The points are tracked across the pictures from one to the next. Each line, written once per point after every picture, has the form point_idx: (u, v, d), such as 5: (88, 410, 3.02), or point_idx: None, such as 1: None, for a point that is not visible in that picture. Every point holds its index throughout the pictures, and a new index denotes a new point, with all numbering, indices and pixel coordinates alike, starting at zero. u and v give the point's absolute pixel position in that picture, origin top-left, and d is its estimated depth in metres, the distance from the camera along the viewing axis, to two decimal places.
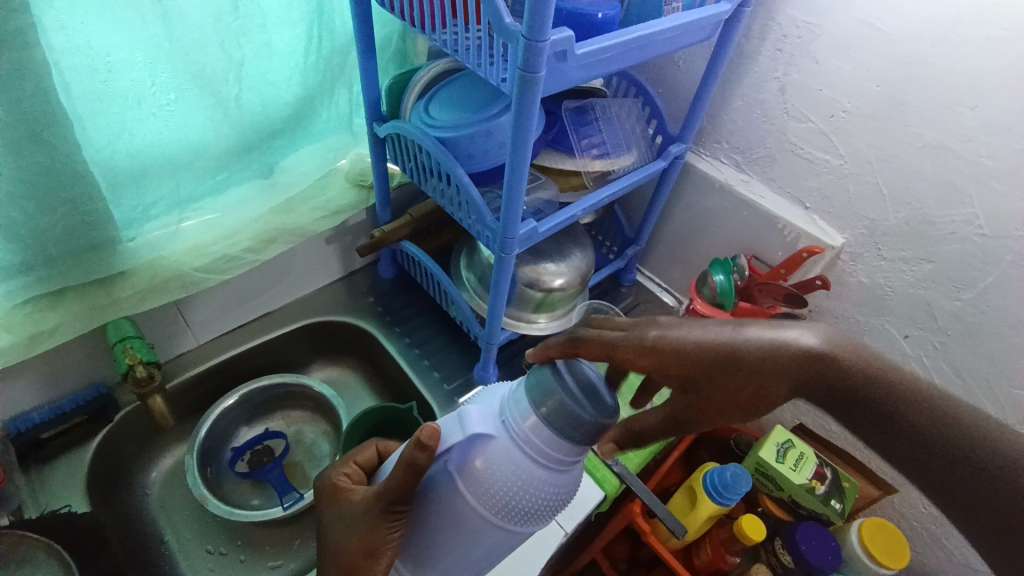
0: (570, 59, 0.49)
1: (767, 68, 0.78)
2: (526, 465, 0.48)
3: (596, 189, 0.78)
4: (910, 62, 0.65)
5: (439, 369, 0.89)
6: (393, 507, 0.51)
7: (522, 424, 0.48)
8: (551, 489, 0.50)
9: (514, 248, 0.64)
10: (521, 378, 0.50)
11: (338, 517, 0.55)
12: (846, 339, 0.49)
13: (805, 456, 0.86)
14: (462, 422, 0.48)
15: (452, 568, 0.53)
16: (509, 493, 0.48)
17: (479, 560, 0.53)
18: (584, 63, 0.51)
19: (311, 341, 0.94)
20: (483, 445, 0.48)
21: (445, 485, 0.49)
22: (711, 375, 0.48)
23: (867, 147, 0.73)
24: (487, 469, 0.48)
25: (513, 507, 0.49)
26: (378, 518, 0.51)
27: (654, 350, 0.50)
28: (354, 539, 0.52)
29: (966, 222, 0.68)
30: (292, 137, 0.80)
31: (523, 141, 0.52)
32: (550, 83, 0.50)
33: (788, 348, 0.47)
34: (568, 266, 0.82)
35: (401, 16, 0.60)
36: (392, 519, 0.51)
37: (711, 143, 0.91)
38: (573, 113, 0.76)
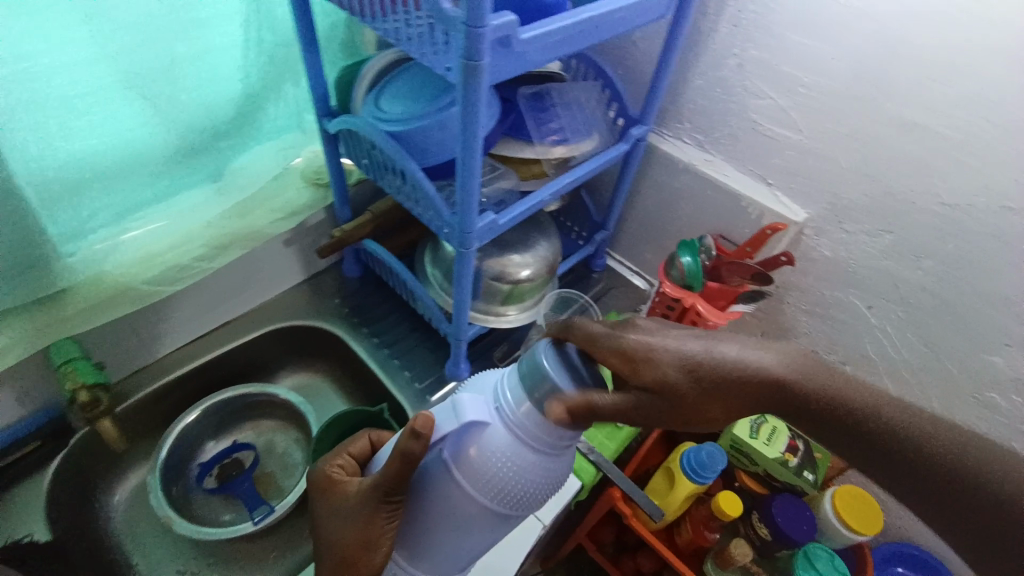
0: (517, 47, 0.47)
1: (725, 45, 0.76)
2: (520, 452, 0.47)
3: (557, 176, 0.76)
4: (866, 34, 0.65)
5: (410, 368, 0.88)
6: (388, 497, 0.52)
7: (515, 411, 0.46)
8: (546, 474, 0.49)
9: (474, 242, 0.62)
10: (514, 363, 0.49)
11: (337, 512, 0.57)
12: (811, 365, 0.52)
13: (777, 430, 0.87)
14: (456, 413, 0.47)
15: (450, 554, 0.53)
16: (505, 481, 0.47)
17: (476, 546, 0.53)
18: (532, 48, 0.49)
19: (278, 348, 0.91)
20: (478, 435, 0.47)
21: (442, 474, 0.49)
22: (691, 393, 0.50)
23: (827, 122, 0.72)
24: (482, 459, 0.47)
25: (509, 494, 0.48)
26: (376, 510, 0.52)
27: (633, 360, 0.49)
28: (354, 530, 0.53)
29: (925, 192, 0.68)
30: (240, 137, 0.76)
31: (473, 133, 0.50)
32: (498, 72, 0.48)
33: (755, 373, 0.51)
34: (536, 257, 0.81)
35: (342, 6, 0.57)
36: (387, 508, 0.52)
37: (673, 124, 0.89)
38: (529, 101, 0.75)
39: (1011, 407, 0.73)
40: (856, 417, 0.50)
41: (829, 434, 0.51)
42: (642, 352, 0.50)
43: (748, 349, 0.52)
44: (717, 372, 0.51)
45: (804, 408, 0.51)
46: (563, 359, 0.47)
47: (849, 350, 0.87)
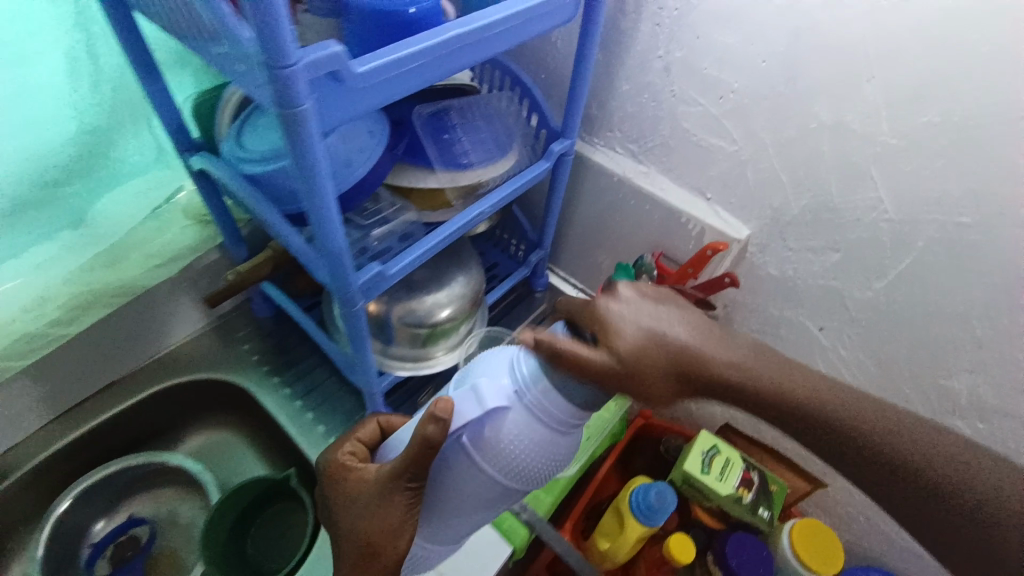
0: (356, 82, 0.37)
1: (648, 46, 0.68)
2: (546, 434, 0.42)
3: (465, 206, 0.66)
4: (796, 30, 0.56)
5: (325, 421, 0.79)
6: (408, 486, 0.46)
7: (535, 390, 0.41)
8: (568, 449, 0.45)
9: (358, 299, 0.54)
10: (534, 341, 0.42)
11: (356, 501, 0.51)
12: (777, 358, 0.45)
13: (730, 462, 0.83)
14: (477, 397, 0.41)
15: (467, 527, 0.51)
16: (528, 464, 0.43)
17: (493, 517, 0.50)
18: (380, 82, 0.40)
19: (170, 409, 0.80)
20: (497, 417, 0.42)
21: (463, 460, 0.44)
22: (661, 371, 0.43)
23: (762, 130, 0.64)
24: (505, 441, 0.42)
25: (531, 472, 0.44)
26: (395, 501, 0.47)
27: (601, 329, 0.42)
28: (373, 523, 0.48)
29: (870, 206, 0.61)
30: (93, 179, 0.66)
31: (318, 187, 0.41)
32: (337, 114, 0.38)
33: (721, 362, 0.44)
34: (453, 294, 0.73)
35: (166, 27, 0.47)
36: (407, 500, 0.46)
37: (604, 132, 0.80)
38: (430, 121, 0.65)
39: (976, 434, 0.66)
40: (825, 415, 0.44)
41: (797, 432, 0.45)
42: (615, 322, 0.43)
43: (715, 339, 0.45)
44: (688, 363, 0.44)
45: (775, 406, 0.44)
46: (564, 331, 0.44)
47: None
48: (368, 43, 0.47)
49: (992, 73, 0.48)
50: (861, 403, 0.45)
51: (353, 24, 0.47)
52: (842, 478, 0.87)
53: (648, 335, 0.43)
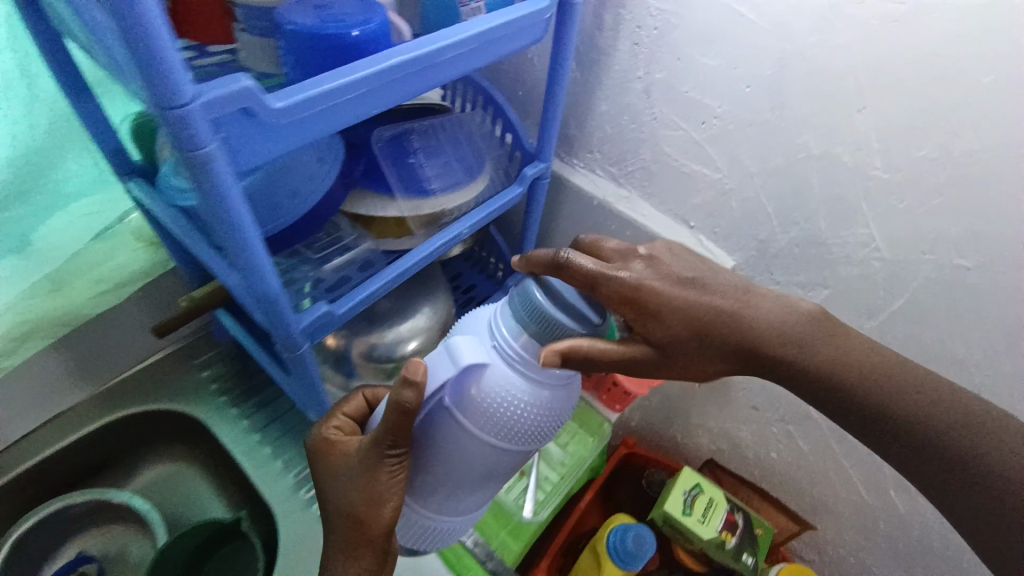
0: (273, 118, 0.33)
1: (627, 66, 0.64)
2: (528, 387, 0.43)
3: (428, 236, 0.62)
4: (780, 54, 0.52)
5: (284, 456, 0.74)
6: (391, 450, 0.44)
7: (515, 344, 0.42)
8: (555, 405, 0.46)
9: (301, 343, 0.49)
10: (509, 297, 0.43)
11: (341, 472, 0.48)
12: (825, 323, 0.50)
13: (714, 504, 0.79)
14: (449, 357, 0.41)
15: (459, 498, 0.49)
16: (513, 420, 0.43)
17: (484, 485, 0.49)
18: (308, 116, 0.35)
19: (120, 442, 0.75)
20: (475, 375, 0.42)
21: (446, 423, 0.44)
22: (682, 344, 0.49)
23: (746, 158, 0.60)
24: (485, 396, 0.42)
25: (519, 431, 0.44)
26: (380, 465, 0.45)
27: (628, 301, 0.48)
28: (358, 492, 0.45)
29: (861, 243, 0.57)
30: (31, 205, 0.63)
31: (238, 234, 0.36)
32: (254, 153, 0.34)
33: (749, 328, 0.49)
34: (419, 325, 0.68)
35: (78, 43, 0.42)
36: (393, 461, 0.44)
37: (583, 154, 0.76)
38: (390, 146, 0.61)
39: None
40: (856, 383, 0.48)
41: (830, 395, 0.49)
42: (647, 298, 0.48)
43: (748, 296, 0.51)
44: (710, 321, 0.49)
45: (803, 369, 0.48)
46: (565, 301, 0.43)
47: (791, 407, 0.77)
48: (308, 67, 0.43)
49: (993, 108, 0.44)
50: (908, 377, 0.47)
51: (291, 46, 0.43)
52: (831, 518, 0.83)
53: (671, 294, 0.49)
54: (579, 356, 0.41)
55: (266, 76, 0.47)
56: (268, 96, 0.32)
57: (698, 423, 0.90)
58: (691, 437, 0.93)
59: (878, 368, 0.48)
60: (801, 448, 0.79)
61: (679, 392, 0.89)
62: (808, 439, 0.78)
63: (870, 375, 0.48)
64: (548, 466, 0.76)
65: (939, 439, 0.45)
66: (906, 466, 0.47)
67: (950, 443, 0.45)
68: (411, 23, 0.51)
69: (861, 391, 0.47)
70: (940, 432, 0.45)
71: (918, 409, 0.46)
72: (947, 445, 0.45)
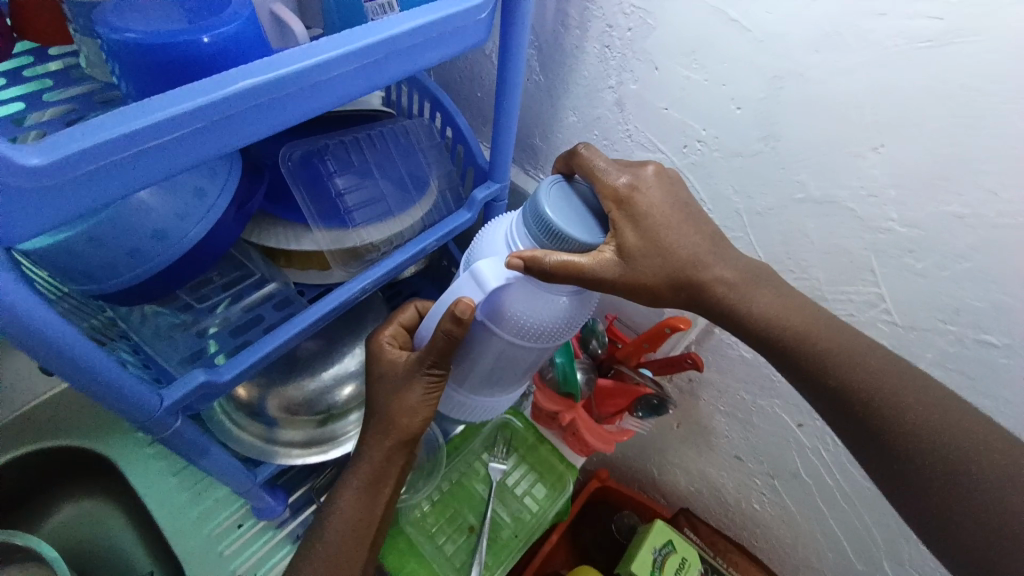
0: (33, 179, 0.24)
1: (596, 74, 0.53)
2: (551, 293, 0.42)
3: (352, 274, 0.52)
4: (775, 72, 0.41)
5: (204, 504, 0.67)
6: (432, 369, 0.45)
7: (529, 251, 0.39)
8: (575, 311, 0.44)
9: (167, 421, 0.40)
10: (522, 210, 0.40)
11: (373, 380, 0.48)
12: (790, 295, 0.45)
13: (686, 563, 0.72)
14: (476, 283, 0.39)
15: (491, 386, 0.53)
16: (539, 325, 0.43)
17: (515, 372, 0.51)
18: (107, 170, 0.27)
19: (28, 477, 0.68)
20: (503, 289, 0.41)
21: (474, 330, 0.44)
22: (654, 266, 0.42)
23: (732, 192, 0.50)
24: (511, 306, 0.42)
25: (541, 335, 0.44)
26: (417, 383, 0.46)
27: (622, 202, 0.41)
28: (393, 401, 0.46)
29: (867, 302, 0.47)
30: None
31: (17, 322, 0.28)
32: (19, 224, 0.25)
33: (705, 267, 0.44)
34: (351, 370, 0.62)
35: None
36: (431, 380, 0.46)
37: (549, 169, 0.66)
38: (304, 168, 0.51)
39: None
40: (840, 371, 0.41)
41: (809, 378, 0.42)
42: (640, 209, 0.41)
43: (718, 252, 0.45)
44: (681, 265, 0.43)
45: (768, 341, 0.44)
46: (568, 201, 0.40)
47: (776, 464, 0.68)
48: (152, 91, 0.34)
49: None
50: (917, 381, 0.39)
51: (126, 66, 0.33)
52: None
53: (653, 226, 0.42)
54: (544, 262, 0.36)
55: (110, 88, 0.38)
56: (23, 151, 0.24)
57: (675, 464, 0.82)
58: (668, 477, 0.85)
59: (876, 359, 0.41)
60: (786, 505, 0.71)
61: (655, 431, 0.81)
62: (793, 497, 0.69)
63: (859, 368, 0.41)
64: (501, 524, 0.67)
65: (932, 440, 0.37)
66: (908, 504, 0.39)
67: (921, 423, 0.38)
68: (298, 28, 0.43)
69: (850, 381, 0.41)
70: (913, 412, 0.38)
71: (890, 381, 0.40)
72: (976, 482, 0.36)
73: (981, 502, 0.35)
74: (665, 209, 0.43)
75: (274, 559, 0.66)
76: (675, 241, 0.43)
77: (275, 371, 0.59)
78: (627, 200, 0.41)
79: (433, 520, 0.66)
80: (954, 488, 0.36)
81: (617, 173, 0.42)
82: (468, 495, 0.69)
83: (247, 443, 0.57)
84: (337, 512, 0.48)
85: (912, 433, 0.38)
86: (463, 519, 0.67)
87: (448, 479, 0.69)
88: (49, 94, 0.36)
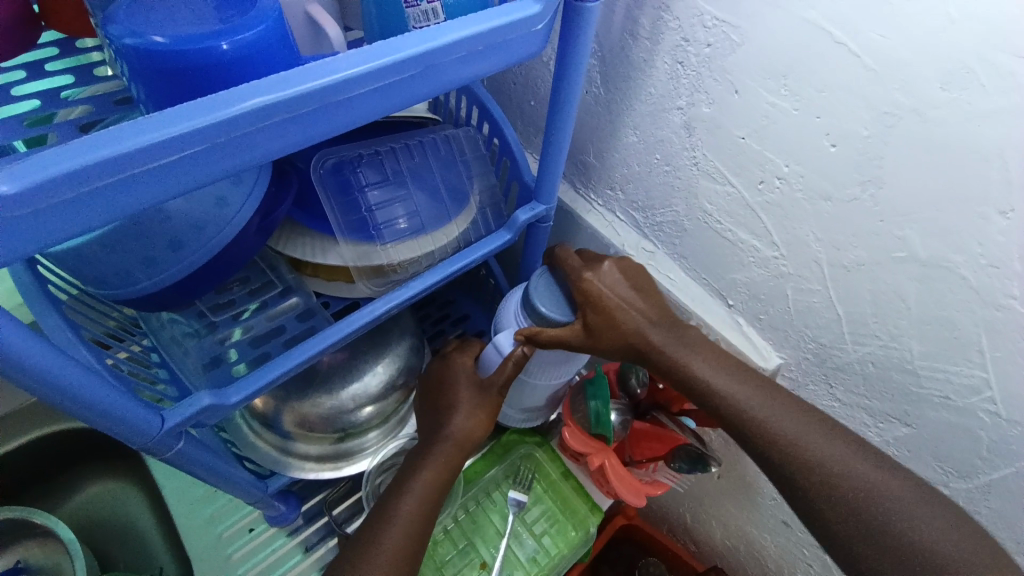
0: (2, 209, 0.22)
1: (664, 91, 0.47)
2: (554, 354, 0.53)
3: (378, 293, 0.49)
4: (886, 106, 0.34)
5: (219, 502, 0.67)
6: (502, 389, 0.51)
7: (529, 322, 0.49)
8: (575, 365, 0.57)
9: (166, 445, 0.38)
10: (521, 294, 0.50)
11: (450, 388, 0.52)
12: (707, 342, 0.49)
13: None
14: (497, 348, 0.50)
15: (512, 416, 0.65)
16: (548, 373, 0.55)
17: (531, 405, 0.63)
18: (92, 197, 0.24)
19: (55, 453, 0.71)
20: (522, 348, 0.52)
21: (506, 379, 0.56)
22: (617, 343, 0.48)
23: (812, 238, 0.43)
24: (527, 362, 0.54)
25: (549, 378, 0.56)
26: (490, 401, 0.51)
27: (585, 295, 0.47)
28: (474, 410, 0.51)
29: (968, 387, 0.39)
30: None
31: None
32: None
33: (654, 338, 0.48)
34: (371, 390, 0.59)
35: None
36: (500, 400, 0.51)
37: (602, 190, 0.60)
38: (335, 179, 0.48)
39: None
40: (754, 424, 0.45)
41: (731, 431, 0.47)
42: (601, 298, 0.47)
43: (666, 322, 0.49)
44: (635, 340, 0.48)
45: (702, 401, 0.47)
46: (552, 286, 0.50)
47: None
48: (170, 101, 0.32)
49: None
50: (812, 431, 0.44)
51: (145, 73, 0.31)
52: None
53: (612, 310, 0.47)
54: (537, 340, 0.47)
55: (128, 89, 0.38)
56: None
57: (711, 515, 0.75)
58: (702, 527, 0.78)
59: (777, 413, 0.45)
60: None
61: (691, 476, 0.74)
62: None
63: (768, 420, 0.45)
64: (514, 564, 0.63)
65: (834, 481, 0.42)
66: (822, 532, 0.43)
67: (822, 464, 0.43)
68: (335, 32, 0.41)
69: (761, 433, 0.45)
70: (815, 453, 0.43)
71: (800, 428, 0.44)
72: (867, 514, 0.41)
73: (870, 527, 0.41)
74: (623, 294, 0.48)
75: (288, 562, 0.63)
76: (635, 321, 0.48)
77: (294, 384, 0.57)
78: (591, 292, 0.47)
79: (446, 549, 0.63)
80: (848, 509, 0.42)
81: (581, 267, 0.48)
82: (484, 527, 0.65)
83: (262, 452, 0.57)
84: (407, 503, 0.47)
85: (824, 475, 0.42)
86: (475, 553, 0.63)
87: (463, 507, 0.66)
88: (68, 94, 0.37)
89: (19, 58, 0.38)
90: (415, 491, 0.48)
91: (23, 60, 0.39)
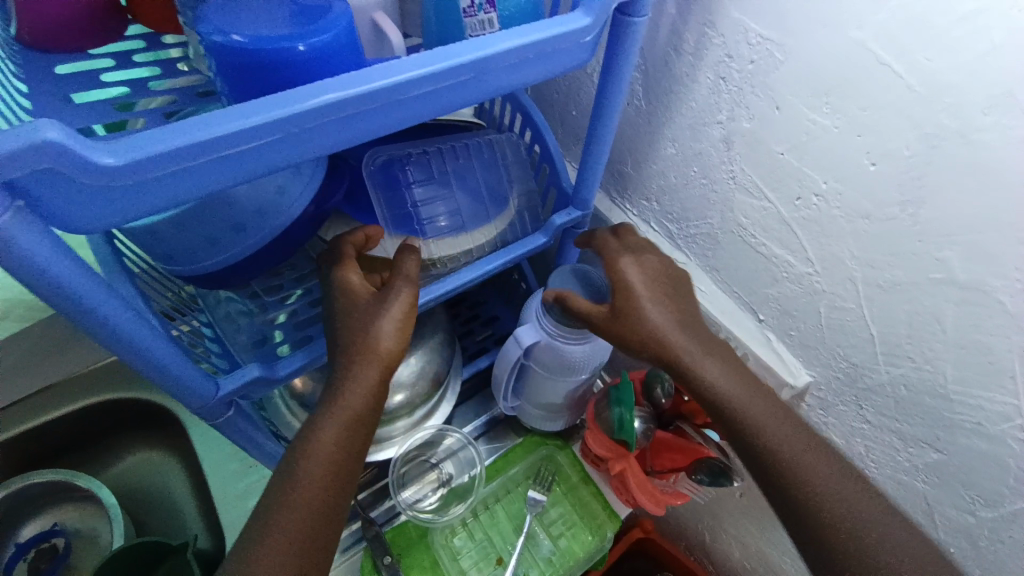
0: (103, 178, 0.24)
1: (705, 106, 0.48)
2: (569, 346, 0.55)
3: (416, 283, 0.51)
4: (928, 126, 0.35)
5: (252, 478, 0.70)
6: (402, 287, 0.42)
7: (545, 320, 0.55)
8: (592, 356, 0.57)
9: (215, 411, 0.41)
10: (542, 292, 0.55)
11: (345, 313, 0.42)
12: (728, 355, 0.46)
13: None
14: (518, 340, 0.56)
15: (536, 414, 0.67)
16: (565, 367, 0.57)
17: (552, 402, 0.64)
18: (182, 176, 0.27)
19: (103, 421, 0.75)
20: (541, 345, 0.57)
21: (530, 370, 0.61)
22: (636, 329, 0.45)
23: (849, 257, 0.43)
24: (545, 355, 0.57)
25: (566, 367, 0.57)
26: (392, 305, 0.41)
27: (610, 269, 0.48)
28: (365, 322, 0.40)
29: (1000, 413, 0.39)
30: None
31: (82, 305, 0.28)
32: (84, 217, 0.26)
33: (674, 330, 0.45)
34: (403, 378, 0.61)
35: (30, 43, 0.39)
36: (408, 295, 0.42)
37: (637, 200, 0.61)
38: (384, 176, 0.51)
39: None
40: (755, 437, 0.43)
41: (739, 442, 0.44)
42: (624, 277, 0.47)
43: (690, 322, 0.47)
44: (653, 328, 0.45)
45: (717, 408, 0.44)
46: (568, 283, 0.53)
47: None
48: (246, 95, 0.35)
49: None
50: (813, 451, 0.42)
51: (226, 67, 0.34)
52: None
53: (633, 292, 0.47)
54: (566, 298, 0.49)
55: (208, 81, 0.42)
56: (98, 151, 0.24)
57: (731, 534, 0.74)
58: (721, 547, 0.77)
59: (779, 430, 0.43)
60: None
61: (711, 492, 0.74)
62: None
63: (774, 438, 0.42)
64: (530, 562, 0.64)
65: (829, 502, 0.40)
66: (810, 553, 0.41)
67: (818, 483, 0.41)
68: (396, 36, 0.44)
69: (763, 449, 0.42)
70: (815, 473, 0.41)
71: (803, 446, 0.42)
72: (860, 541, 0.39)
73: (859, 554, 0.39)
74: (649, 279, 0.48)
75: None
76: (656, 310, 0.46)
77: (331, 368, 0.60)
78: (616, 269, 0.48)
79: (463, 541, 0.65)
80: (844, 536, 0.39)
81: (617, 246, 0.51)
82: (503, 521, 0.67)
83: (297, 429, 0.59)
84: (309, 460, 0.38)
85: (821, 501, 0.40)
86: (492, 547, 0.65)
87: (482, 502, 0.67)
88: (154, 84, 0.41)
89: (111, 48, 0.42)
90: (308, 448, 0.38)
91: (110, 49, 0.43)
